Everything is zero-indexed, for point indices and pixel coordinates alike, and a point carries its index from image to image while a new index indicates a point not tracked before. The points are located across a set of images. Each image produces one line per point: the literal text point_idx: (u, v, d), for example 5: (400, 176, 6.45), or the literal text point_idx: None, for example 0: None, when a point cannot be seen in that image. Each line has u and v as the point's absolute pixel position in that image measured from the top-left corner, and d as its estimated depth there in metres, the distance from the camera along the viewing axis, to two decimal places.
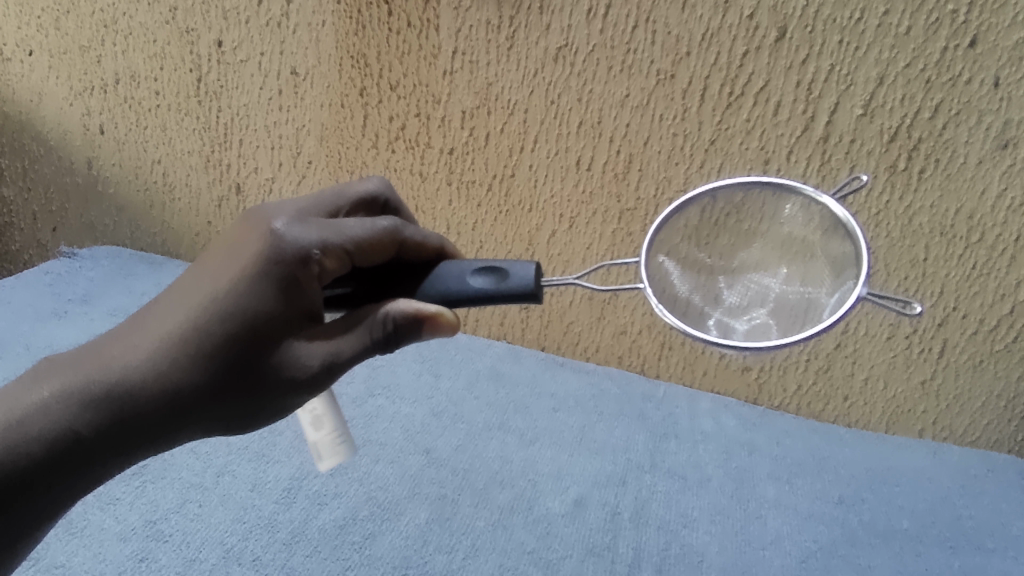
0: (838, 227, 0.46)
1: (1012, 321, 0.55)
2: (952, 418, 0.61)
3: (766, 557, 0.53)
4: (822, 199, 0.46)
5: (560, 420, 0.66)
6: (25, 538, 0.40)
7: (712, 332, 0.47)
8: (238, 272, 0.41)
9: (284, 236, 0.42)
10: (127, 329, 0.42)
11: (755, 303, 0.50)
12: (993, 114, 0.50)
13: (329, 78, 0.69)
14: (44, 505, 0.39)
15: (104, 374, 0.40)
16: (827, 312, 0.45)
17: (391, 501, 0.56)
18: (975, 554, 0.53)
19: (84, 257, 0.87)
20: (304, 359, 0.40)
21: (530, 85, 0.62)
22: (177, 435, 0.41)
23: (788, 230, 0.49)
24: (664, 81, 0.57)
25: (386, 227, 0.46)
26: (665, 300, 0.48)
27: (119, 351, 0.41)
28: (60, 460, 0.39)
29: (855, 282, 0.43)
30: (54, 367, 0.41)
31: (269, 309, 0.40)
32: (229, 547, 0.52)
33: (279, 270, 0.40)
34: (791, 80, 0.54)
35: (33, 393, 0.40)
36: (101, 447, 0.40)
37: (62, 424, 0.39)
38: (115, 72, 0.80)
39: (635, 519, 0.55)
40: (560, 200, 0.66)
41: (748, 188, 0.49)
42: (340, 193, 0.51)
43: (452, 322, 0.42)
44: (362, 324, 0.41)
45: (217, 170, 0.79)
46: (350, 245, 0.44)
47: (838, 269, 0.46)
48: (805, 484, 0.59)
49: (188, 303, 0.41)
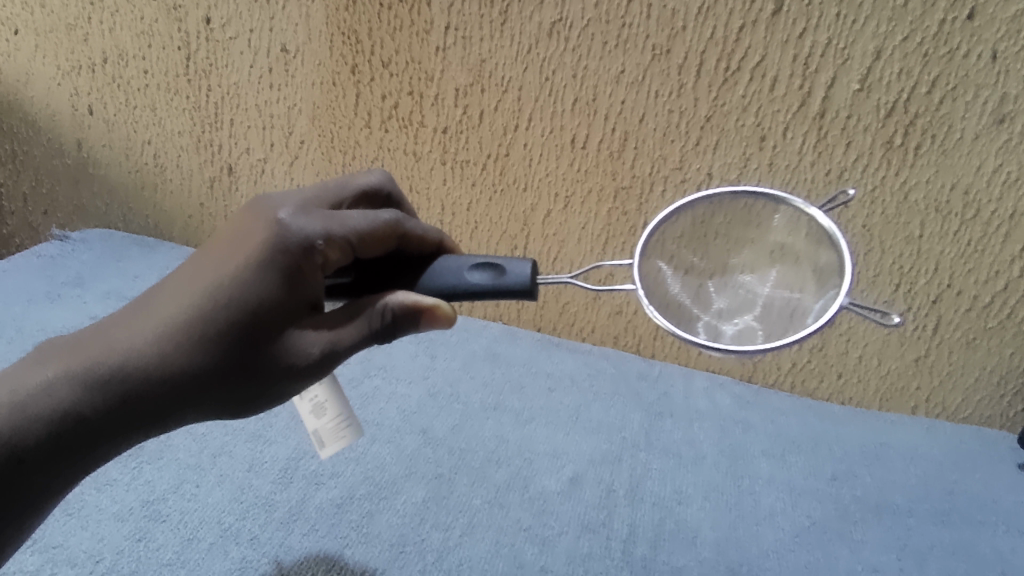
0: (822, 234, 0.46)
1: (1006, 297, 0.55)
2: (945, 394, 0.61)
3: (759, 532, 0.53)
4: (810, 211, 0.46)
5: (557, 399, 0.66)
6: (15, 530, 0.39)
7: (701, 335, 0.47)
8: (244, 257, 0.41)
9: (289, 225, 0.42)
10: (129, 313, 0.42)
11: (738, 306, 0.50)
12: (991, 88, 0.49)
13: (320, 56, 0.68)
14: (38, 494, 0.39)
15: (108, 354, 0.40)
16: (809, 319, 0.45)
17: (388, 480, 0.57)
18: (966, 528, 0.54)
19: (77, 241, 0.86)
20: (305, 348, 0.40)
21: (524, 61, 0.62)
22: (178, 418, 0.41)
23: (774, 237, 0.49)
24: (659, 56, 0.57)
25: (389, 219, 0.46)
26: (657, 300, 0.49)
27: (123, 334, 0.41)
28: (60, 444, 0.39)
29: (837, 292, 0.44)
30: (59, 349, 0.41)
31: (273, 293, 0.40)
32: (227, 527, 0.52)
33: (283, 256, 0.41)
34: (787, 54, 0.53)
35: (37, 373, 0.40)
36: (103, 427, 0.39)
37: (67, 405, 0.39)
38: (103, 51, 0.78)
39: (629, 496, 0.56)
40: (555, 179, 0.65)
41: (737, 198, 0.49)
42: (343, 188, 0.50)
43: (449, 315, 0.43)
44: (359, 313, 0.41)
45: (209, 151, 0.79)
46: (353, 236, 0.44)
47: (821, 278, 0.46)
48: (799, 460, 0.60)
49: (192, 288, 0.41)
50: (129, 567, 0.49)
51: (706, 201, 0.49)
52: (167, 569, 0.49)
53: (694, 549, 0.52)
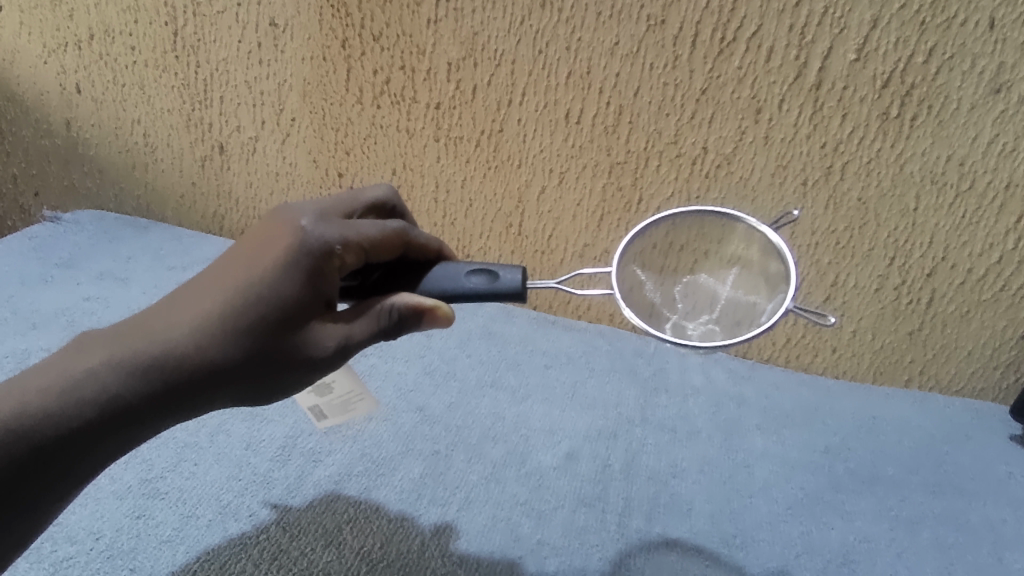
0: (770, 248, 0.48)
1: (1000, 269, 0.56)
2: (939, 367, 0.62)
3: (754, 504, 0.54)
4: (761, 228, 0.48)
5: (553, 376, 0.66)
6: (39, 513, 0.38)
7: (667, 331, 0.47)
8: (282, 255, 0.41)
9: (313, 229, 0.42)
10: (163, 306, 0.41)
11: (702, 309, 0.51)
12: (988, 57, 0.49)
13: (309, 29, 0.67)
14: (66, 476, 0.38)
15: (148, 344, 0.39)
16: (762, 316, 0.46)
17: (385, 457, 0.57)
18: (956, 499, 0.55)
19: (68, 222, 0.86)
20: (322, 340, 0.41)
21: (517, 34, 0.60)
22: (207, 404, 0.41)
23: (734, 251, 0.51)
24: (654, 26, 0.56)
25: (396, 228, 0.46)
26: (631, 299, 0.49)
27: (159, 325, 0.40)
28: (104, 427, 0.38)
29: (784, 295, 0.45)
30: (96, 338, 0.40)
31: (301, 290, 0.40)
32: (225, 504, 0.53)
33: (313, 255, 0.41)
34: (784, 24, 0.52)
35: (78, 360, 0.39)
36: (141, 414, 0.39)
37: (113, 390, 0.38)
38: (88, 27, 0.77)
39: (625, 470, 0.57)
40: (549, 155, 0.65)
41: (698, 216, 0.50)
42: (352, 200, 0.50)
43: (448, 314, 0.43)
44: (369, 310, 0.42)
45: (199, 130, 0.78)
46: (367, 243, 0.44)
47: (770, 285, 0.48)
48: (792, 433, 0.60)
49: (228, 282, 0.41)
50: (128, 543, 0.49)
51: (667, 220, 0.50)
52: (166, 546, 0.49)
53: (689, 521, 0.53)
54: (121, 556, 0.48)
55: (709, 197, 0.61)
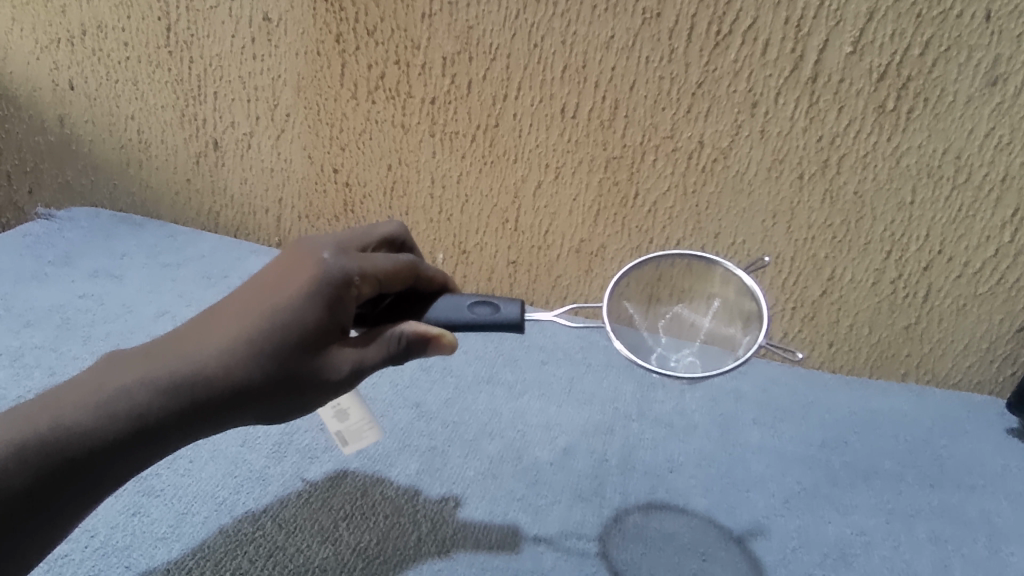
0: (745, 290, 0.52)
1: (996, 263, 0.56)
2: (935, 361, 0.62)
3: (750, 498, 0.54)
4: (737, 273, 0.52)
5: (549, 371, 0.66)
6: (65, 526, 0.38)
7: (653, 361, 0.51)
8: (308, 285, 0.42)
9: (335, 261, 0.44)
10: (192, 328, 0.43)
11: (684, 342, 0.55)
12: (984, 49, 0.48)
13: (303, 24, 0.67)
14: (88, 485, 0.38)
15: (178, 363, 0.40)
16: (740, 350, 0.50)
17: (382, 453, 0.57)
18: (952, 492, 0.55)
19: (63, 219, 0.85)
20: (335, 364, 0.42)
21: (512, 27, 0.60)
22: (231, 421, 0.42)
23: (712, 290, 0.54)
24: (650, 20, 0.55)
25: (407, 261, 0.48)
26: (623, 335, 0.53)
27: (189, 347, 0.41)
28: (132, 441, 0.39)
29: (758, 334, 0.49)
30: (127, 357, 0.41)
31: (323, 317, 0.42)
32: (221, 500, 0.53)
33: (335, 284, 0.43)
34: (779, 17, 0.52)
35: (111, 377, 0.40)
36: (168, 429, 0.40)
37: (143, 407, 0.39)
38: (81, 23, 0.76)
39: (622, 465, 0.57)
40: (545, 150, 0.64)
41: (680, 258, 0.54)
42: (365, 234, 0.52)
43: (452, 342, 0.45)
44: (379, 336, 0.44)
45: (194, 126, 0.77)
46: (380, 276, 0.46)
47: (744, 321, 0.51)
48: (789, 427, 0.60)
49: (256, 306, 0.42)
50: (124, 540, 0.49)
51: (653, 261, 0.54)
52: (162, 543, 0.49)
53: (687, 515, 0.53)
54: (116, 553, 0.48)
55: (705, 191, 0.61)
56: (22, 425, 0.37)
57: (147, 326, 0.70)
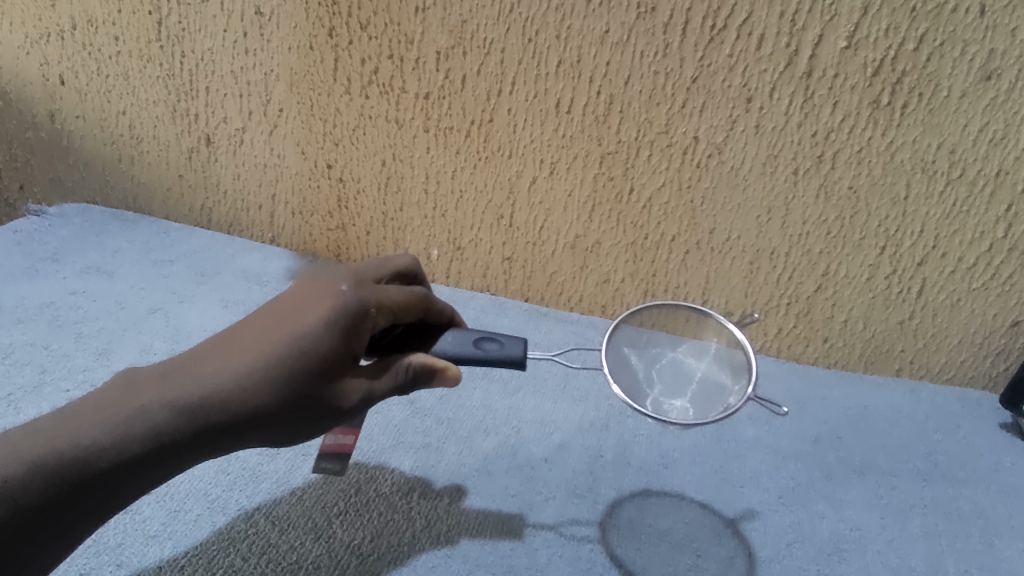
0: (736, 342, 0.55)
1: (990, 258, 0.56)
2: (929, 356, 0.62)
3: (744, 493, 0.54)
4: (727, 325, 0.55)
5: (544, 368, 0.66)
6: (71, 541, 0.38)
7: (648, 405, 0.50)
8: (327, 315, 0.42)
9: (353, 292, 0.44)
10: (210, 348, 0.42)
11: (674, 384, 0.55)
12: (979, 44, 0.48)
13: (296, 18, 0.66)
14: (102, 499, 0.38)
15: (194, 385, 0.40)
16: (731, 398, 0.51)
17: (376, 451, 0.57)
18: (945, 487, 0.55)
19: (54, 216, 0.85)
20: (347, 393, 0.42)
21: (507, 22, 0.59)
22: (242, 442, 0.42)
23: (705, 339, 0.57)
24: (644, 14, 0.55)
25: (419, 293, 0.48)
26: (619, 375, 0.52)
27: (206, 368, 0.41)
28: (146, 458, 0.39)
29: (748, 385, 0.51)
30: (145, 376, 0.41)
31: (337, 348, 0.42)
32: (213, 498, 0.52)
33: (351, 314, 0.43)
34: (774, 11, 0.51)
35: (129, 398, 0.40)
36: (181, 450, 0.40)
37: (159, 428, 0.39)
38: (70, 17, 0.75)
39: (616, 461, 0.56)
40: (540, 145, 0.64)
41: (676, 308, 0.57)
42: (378, 266, 0.51)
43: (456, 374, 0.45)
44: (390, 366, 0.44)
45: (185, 121, 0.77)
46: (394, 307, 0.46)
47: (734, 372, 0.54)
48: (784, 423, 0.60)
49: (274, 331, 0.42)
50: (116, 538, 0.49)
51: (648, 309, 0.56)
52: (154, 541, 0.49)
53: (681, 510, 0.53)
54: (108, 551, 0.48)
55: (700, 186, 0.60)
56: (40, 443, 0.37)
57: (139, 323, 0.70)
